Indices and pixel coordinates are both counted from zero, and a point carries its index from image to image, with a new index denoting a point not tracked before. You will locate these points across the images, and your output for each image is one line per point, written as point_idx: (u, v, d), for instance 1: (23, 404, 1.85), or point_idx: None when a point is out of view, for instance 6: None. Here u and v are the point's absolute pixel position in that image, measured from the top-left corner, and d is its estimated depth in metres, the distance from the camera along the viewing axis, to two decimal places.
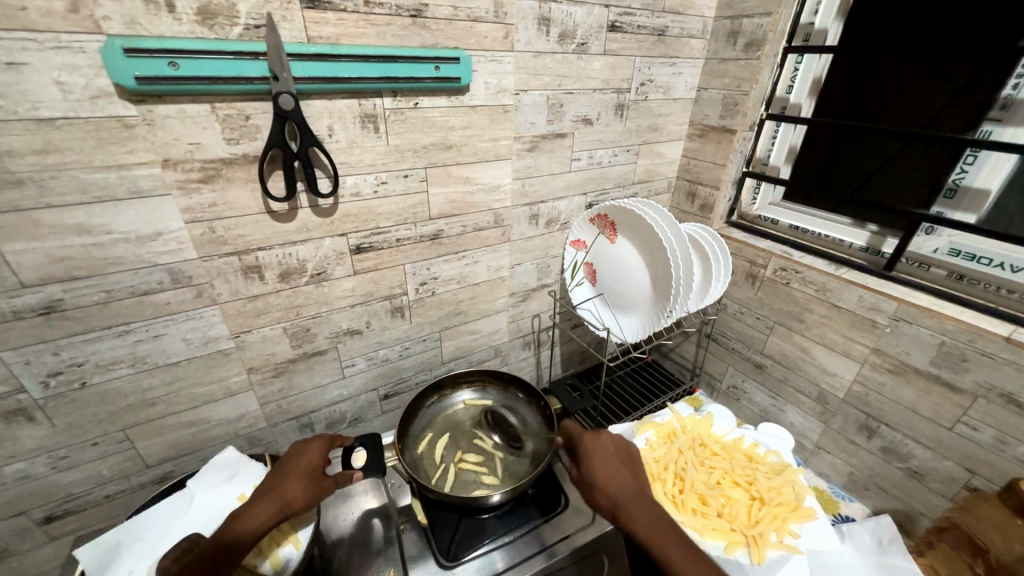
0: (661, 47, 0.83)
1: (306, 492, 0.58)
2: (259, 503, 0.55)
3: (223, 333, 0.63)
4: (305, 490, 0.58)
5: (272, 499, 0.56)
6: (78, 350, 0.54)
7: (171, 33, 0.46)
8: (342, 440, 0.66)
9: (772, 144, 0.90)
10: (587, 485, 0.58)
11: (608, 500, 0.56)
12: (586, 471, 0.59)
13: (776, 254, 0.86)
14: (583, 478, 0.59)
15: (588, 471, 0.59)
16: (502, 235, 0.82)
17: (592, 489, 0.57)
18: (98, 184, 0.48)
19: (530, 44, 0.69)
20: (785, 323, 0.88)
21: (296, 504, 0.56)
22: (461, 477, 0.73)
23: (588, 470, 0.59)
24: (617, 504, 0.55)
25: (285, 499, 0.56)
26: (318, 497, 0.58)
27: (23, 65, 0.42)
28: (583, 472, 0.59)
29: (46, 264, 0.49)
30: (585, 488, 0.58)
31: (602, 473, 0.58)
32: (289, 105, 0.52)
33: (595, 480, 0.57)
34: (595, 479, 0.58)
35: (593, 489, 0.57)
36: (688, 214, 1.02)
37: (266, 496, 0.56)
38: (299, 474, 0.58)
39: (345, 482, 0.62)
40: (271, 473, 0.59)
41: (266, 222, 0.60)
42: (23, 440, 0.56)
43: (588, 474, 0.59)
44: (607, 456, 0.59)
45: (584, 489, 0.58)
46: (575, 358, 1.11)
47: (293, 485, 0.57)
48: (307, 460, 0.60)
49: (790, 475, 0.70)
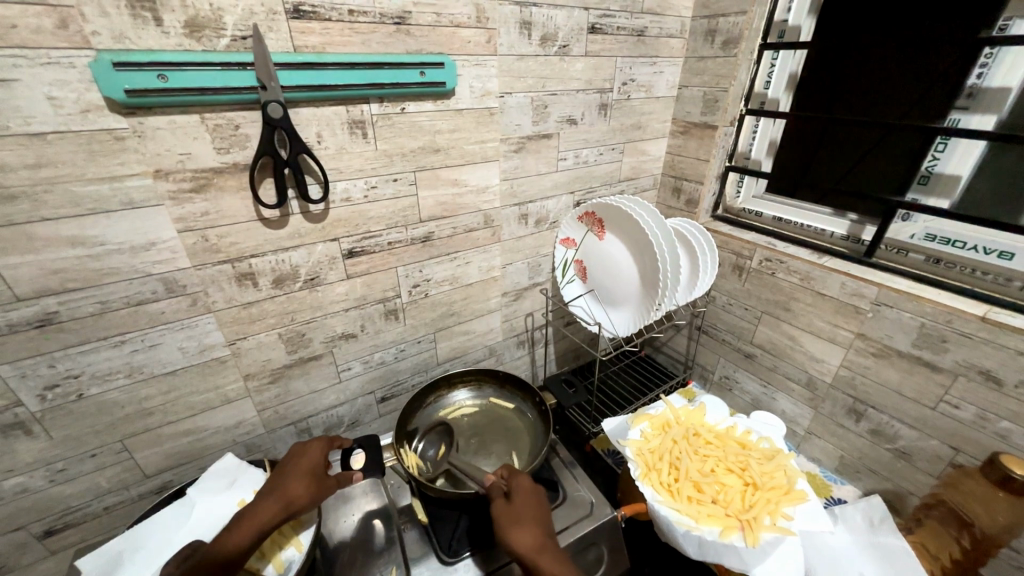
0: (641, 48, 0.85)
1: (309, 489, 0.58)
2: (254, 504, 0.56)
3: (219, 340, 0.64)
4: (300, 489, 0.58)
5: (275, 498, 0.56)
6: (74, 361, 0.55)
7: (159, 46, 0.47)
8: (340, 441, 0.67)
9: (753, 138, 0.92)
10: (510, 523, 0.58)
11: (530, 543, 0.55)
12: (513, 507, 0.59)
13: (761, 245, 0.88)
14: (508, 514, 0.59)
15: (516, 508, 0.60)
16: (492, 236, 0.84)
17: (515, 525, 0.57)
18: (91, 196, 0.49)
19: (513, 48, 0.70)
20: (773, 312, 0.90)
21: (299, 502, 0.57)
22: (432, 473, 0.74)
23: (515, 507, 0.60)
24: (537, 543, 0.55)
25: (281, 499, 0.56)
26: (321, 495, 0.59)
27: (15, 81, 0.43)
28: (511, 509, 0.60)
29: (41, 277, 0.50)
30: (506, 525, 0.58)
31: (530, 512, 0.59)
32: (278, 113, 0.53)
33: (520, 518, 0.58)
34: (522, 519, 0.58)
35: (517, 525, 0.57)
36: (674, 209, 1.05)
37: (265, 497, 0.57)
38: (301, 474, 0.59)
39: (344, 482, 0.62)
40: (269, 478, 0.60)
41: (258, 229, 0.60)
42: (21, 453, 0.56)
43: (513, 512, 0.59)
44: (536, 498, 0.61)
45: (506, 528, 0.57)
46: (569, 355, 1.12)
47: (296, 484, 0.58)
48: (303, 461, 0.61)
49: (782, 460, 0.72)
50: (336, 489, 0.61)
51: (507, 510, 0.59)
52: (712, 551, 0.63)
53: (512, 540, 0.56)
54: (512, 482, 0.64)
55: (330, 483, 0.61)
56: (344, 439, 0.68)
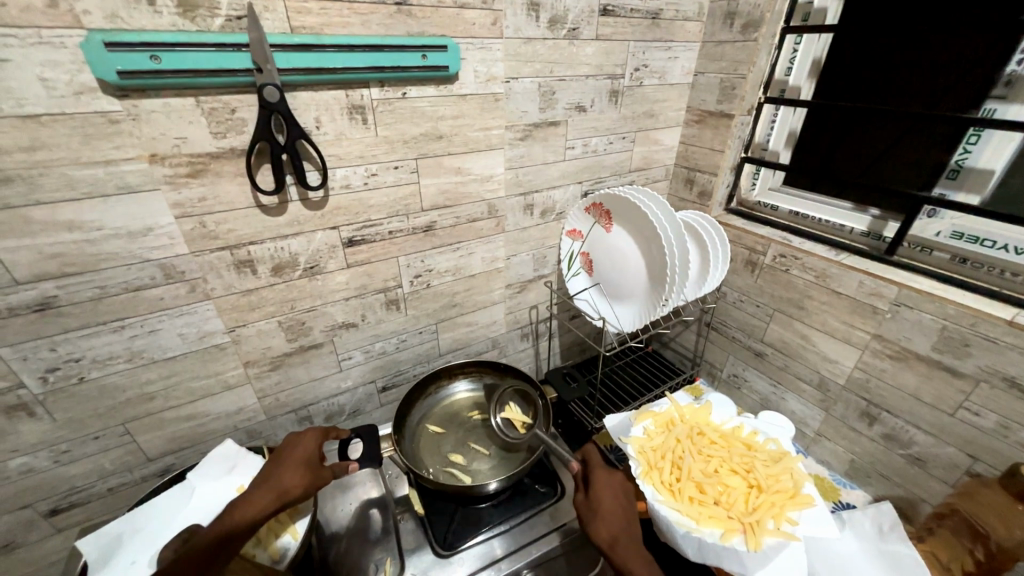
0: (656, 31, 0.82)
1: (300, 482, 0.58)
2: (260, 493, 0.56)
3: (219, 327, 0.64)
4: (301, 479, 0.58)
5: (270, 489, 0.56)
6: (74, 346, 0.55)
7: (152, 26, 0.46)
8: (338, 432, 0.67)
9: (771, 128, 0.89)
10: (592, 515, 0.59)
11: (605, 532, 0.57)
12: (595, 501, 0.60)
13: (776, 240, 0.85)
14: (589, 506, 0.60)
15: (594, 502, 0.60)
16: (496, 226, 0.82)
17: (597, 517, 0.59)
18: (87, 180, 0.49)
19: (520, 31, 0.68)
20: (785, 310, 0.87)
21: (293, 492, 0.57)
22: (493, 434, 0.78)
23: (597, 499, 0.60)
24: (616, 535, 0.57)
25: (282, 489, 0.56)
26: (316, 486, 0.59)
27: (6, 62, 0.42)
28: (592, 499, 0.61)
29: (40, 261, 0.50)
30: (589, 517, 0.59)
31: (611, 504, 0.60)
32: (274, 97, 0.52)
33: (602, 510, 0.59)
34: (602, 508, 0.59)
35: (599, 517, 0.58)
36: (686, 202, 1.01)
37: (266, 488, 0.56)
38: (297, 464, 0.59)
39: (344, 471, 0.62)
40: (270, 466, 0.59)
41: (257, 216, 0.60)
42: (25, 434, 0.57)
43: (594, 503, 0.60)
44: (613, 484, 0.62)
45: (586, 518, 0.59)
46: (574, 348, 1.10)
47: (291, 475, 0.58)
48: (304, 450, 0.61)
49: (789, 462, 0.71)
50: (331, 479, 0.61)
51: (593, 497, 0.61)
52: (711, 553, 0.62)
53: (592, 530, 0.58)
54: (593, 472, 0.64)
55: (328, 475, 0.60)
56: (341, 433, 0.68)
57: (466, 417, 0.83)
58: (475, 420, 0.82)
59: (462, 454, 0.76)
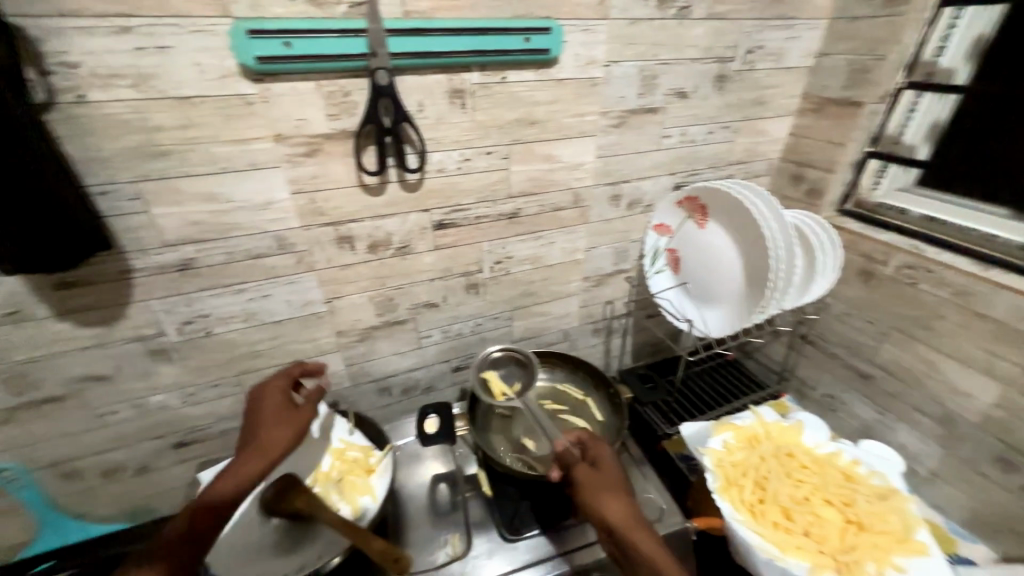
0: (777, 7, 0.73)
1: (281, 430, 0.58)
2: (245, 455, 0.55)
3: (319, 297, 0.69)
4: (279, 425, 0.58)
5: (254, 451, 0.55)
6: (204, 303, 0.63)
7: (286, 13, 0.49)
8: (302, 366, 0.67)
9: (909, 118, 0.76)
10: (601, 491, 0.54)
11: (618, 511, 0.52)
12: (603, 477, 0.55)
13: (902, 248, 0.74)
14: (595, 480, 0.55)
15: (599, 477, 0.56)
16: (580, 216, 0.80)
17: (606, 493, 0.54)
18: (224, 156, 0.54)
19: (626, 11, 0.64)
20: (906, 329, 0.76)
21: (279, 448, 0.57)
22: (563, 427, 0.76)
23: (602, 474, 0.56)
24: (626, 514, 0.53)
25: (264, 444, 0.56)
26: (299, 434, 0.59)
27: (170, 49, 0.47)
28: (600, 474, 0.56)
29: (183, 227, 0.57)
30: (598, 493, 0.54)
31: (615, 480, 0.56)
32: (385, 80, 0.54)
33: (610, 488, 0.55)
34: (609, 483, 0.55)
35: (609, 494, 0.54)
36: (790, 200, 0.92)
37: (251, 449, 0.56)
38: (269, 420, 0.58)
39: (316, 399, 0.63)
40: (246, 430, 0.58)
41: (359, 195, 0.63)
42: (163, 375, 0.66)
43: (598, 478, 0.55)
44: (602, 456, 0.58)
45: (591, 494, 0.54)
46: (647, 349, 1.05)
47: (269, 432, 0.57)
48: (273, 399, 0.61)
49: (896, 503, 0.64)
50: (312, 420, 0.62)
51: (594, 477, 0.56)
52: None
53: (602, 508, 0.53)
54: (590, 447, 0.59)
55: (310, 408, 0.61)
56: (301, 365, 0.67)
57: (535, 406, 0.81)
58: (544, 411, 0.80)
59: (532, 440, 0.75)
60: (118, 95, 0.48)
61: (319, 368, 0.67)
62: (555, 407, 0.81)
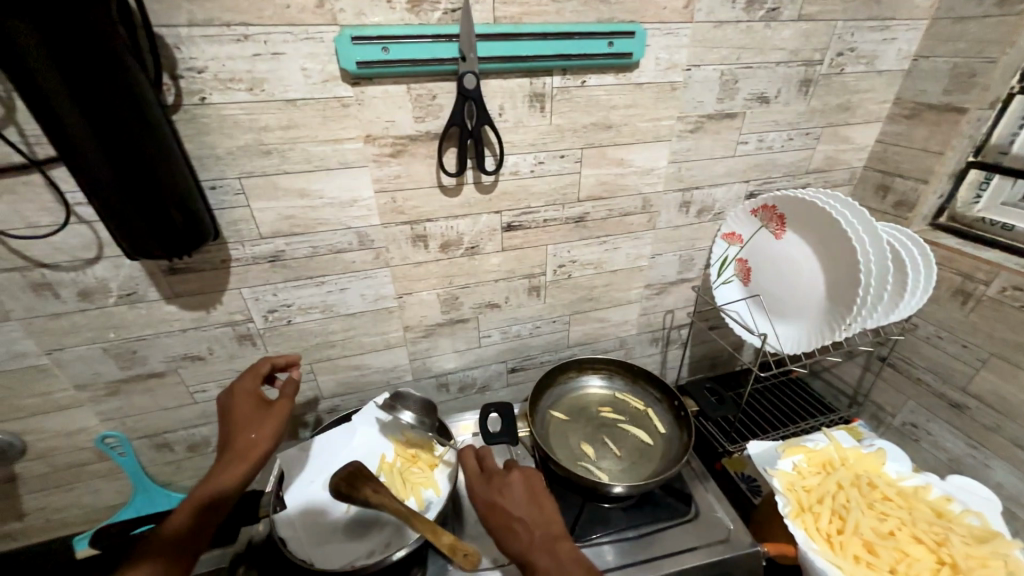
0: (873, 7, 0.69)
1: (261, 433, 0.59)
2: (225, 461, 0.56)
3: (391, 292, 0.71)
4: (261, 423, 0.59)
5: (235, 452, 0.57)
6: (289, 293, 0.66)
7: (386, 20, 0.52)
8: (274, 362, 0.66)
9: (1021, 125, 0.70)
10: (501, 522, 0.52)
11: (517, 540, 0.50)
12: (496, 506, 0.54)
13: (1010, 268, 0.68)
14: (500, 511, 0.53)
15: (500, 504, 0.54)
16: (647, 222, 0.79)
17: (512, 523, 0.52)
18: (319, 155, 0.58)
19: (712, 14, 0.63)
20: (1010, 357, 0.69)
21: (261, 445, 0.58)
22: (623, 437, 0.75)
23: (500, 501, 0.54)
24: (531, 540, 0.50)
25: (245, 448, 0.57)
26: (277, 425, 0.60)
27: (283, 55, 0.51)
28: (493, 502, 0.54)
29: (278, 221, 0.60)
30: (499, 526, 0.52)
31: (513, 504, 0.54)
32: (471, 84, 0.55)
33: (507, 516, 0.53)
34: (507, 512, 0.53)
35: (511, 524, 0.52)
36: (873, 212, 0.86)
37: (232, 454, 0.57)
38: (242, 421, 0.59)
39: (293, 392, 0.63)
40: (225, 436, 0.59)
41: (436, 195, 0.65)
42: (247, 359, 0.71)
43: (501, 507, 0.54)
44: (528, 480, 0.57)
45: (495, 529, 0.52)
46: (705, 361, 1.02)
47: (246, 430, 0.59)
48: (245, 403, 0.61)
49: (1000, 547, 0.58)
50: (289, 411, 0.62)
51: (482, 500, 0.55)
52: None
53: (504, 542, 0.51)
54: (489, 470, 0.58)
55: (284, 402, 0.61)
56: (274, 360, 0.66)
57: (594, 412, 0.80)
58: (603, 418, 0.79)
59: (591, 447, 0.74)
60: (235, 98, 0.52)
61: (290, 361, 0.66)
62: (614, 415, 0.79)
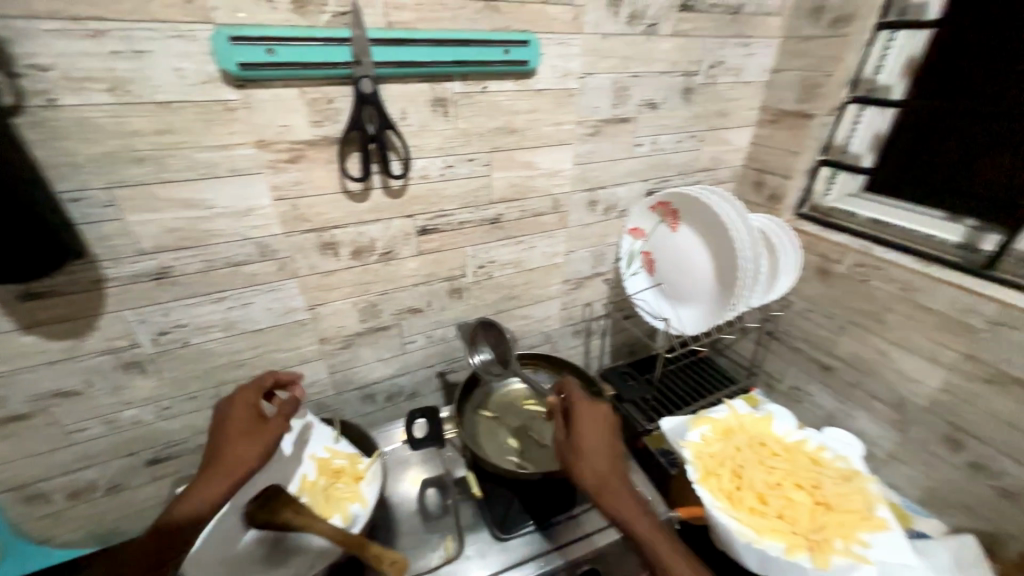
0: (736, 26, 0.79)
1: (248, 448, 0.56)
2: (211, 474, 0.54)
3: (301, 304, 0.68)
4: (252, 441, 0.57)
5: (219, 467, 0.54)
6: (181, 313, 0.61)
7: (270, 22, 0.50)
8: (277, 376, 0.65)
9: (854, 129, 0.83)
10: (587, 453, 0.57)
11: (594, 472, 0.56)
12: (588, 440, 0.58)
13: (855, 248, 0.80)
14: (586, 444, 0.58)
15: (585, 440, 0.59)
16: (559, 221, 0.83)
17: (592, 456, 0.57)
18: (205, 162, 0.54)
19: (599, 26, 0.68)
20: (860, 322, 0.82)
21: (247, 466, 0.55)
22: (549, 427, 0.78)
23: (589, 436, 0.59)
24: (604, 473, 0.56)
25: (233, 463, 0.55)
26: (266, 448, 0.58)
27: (151, 54, 0.47)
28: (574, 438, 0.59)
29: (161, 234, 0.55)
30: (586, 457, 0.57)
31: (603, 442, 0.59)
32: (369, 88, 0.55)
33: (595, 450, 0.58)
34: (583, 446, 0.58)
35: (596, 456, 0.57)
36: (753, 205, 0.98)
37: (216, 468, 0.54)
38: (234, 435, 0.57)
39: (290, 412, 0.60)
40: (215, 444, 0.57)
41: (342, 201, 0.63)
42: (137, 389, 0.64)
43: (595, 442, 0.58)
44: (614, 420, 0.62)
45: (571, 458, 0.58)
46: (625, 349, 1.09)
47: (234, 446, 0.56)
48: (244, 413, 0.59)
49: (859, 483, 0.68)
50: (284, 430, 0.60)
51: (577, 420, 0.60)
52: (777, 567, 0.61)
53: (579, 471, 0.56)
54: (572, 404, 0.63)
55: (281, 421, 0.59)
56: (284, 377, 0.65)
57: (521, 407, 0.82)
58: (529, 412, 0.81)
59: (519, 440, 0.76)
60: (95, 100, 0.47)
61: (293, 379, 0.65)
62: (539, 408, 0.82)
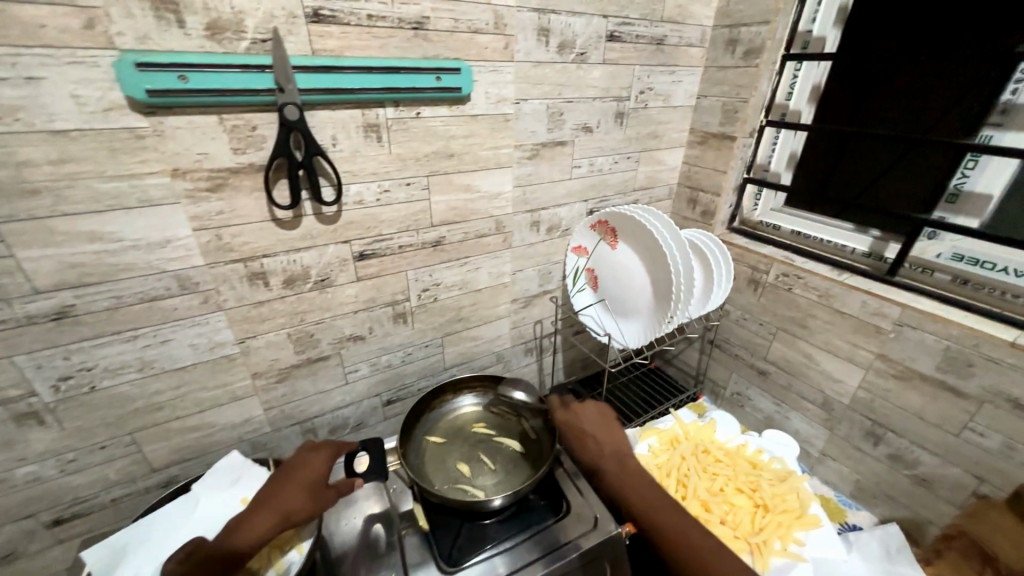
0: (661, 56, 0.84)
1: (305, 500, 0.58)
2: (263, 513, 0.56)
3: (229, 337, 0.64)
4: (306, 497, 0.59)
5: (272, 511, 0.57)
6: (87, 355, 0.56)
7: (182, 47, 0.48)
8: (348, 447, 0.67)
9: (772, 151, 0.91)
10: None
11: None
12: None
13: (778, 260, 0.86)
14: None
15: None
16: (503, 242, 0.83)
17: None
18: (110, 193, 0.50)
19: (530, 55, 0.70)
20: (787, 328, 0.88)
21: (294, 517, 0.57)
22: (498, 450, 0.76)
23: None
24: None
25: (286, 511, 0.57)
26: (317, 510, 0.58)
27: (42, 80, 0.44)
28: None
29: (60, 271, 0.51)
30: None
31: None
32: (294, 115, 0.54)
33: None
34: None
35: None
36: (689, 220, 1.03)
37: (266, 510, 0.56)
38: (299, 487, 0.59)
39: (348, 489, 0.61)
40: (274, 485, 0.60)
41: (271, 229, 0.61)
42: (35, 442, 0.57)
43: None
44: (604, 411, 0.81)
45: None
46: (577, 364, 1.10)
47: (292, 496, 0.58)
48: (312, 470, 0.62)
49: (794, 482, 0.72)
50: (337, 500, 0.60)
51: None
52: None
53: None
54: None
55: (337, 491, 0.60)
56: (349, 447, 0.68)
57: (470, 432, 0.81)
58: (479, 435, 0.80)
59: (468, 465, 0.74)
60: None
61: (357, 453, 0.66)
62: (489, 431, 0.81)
